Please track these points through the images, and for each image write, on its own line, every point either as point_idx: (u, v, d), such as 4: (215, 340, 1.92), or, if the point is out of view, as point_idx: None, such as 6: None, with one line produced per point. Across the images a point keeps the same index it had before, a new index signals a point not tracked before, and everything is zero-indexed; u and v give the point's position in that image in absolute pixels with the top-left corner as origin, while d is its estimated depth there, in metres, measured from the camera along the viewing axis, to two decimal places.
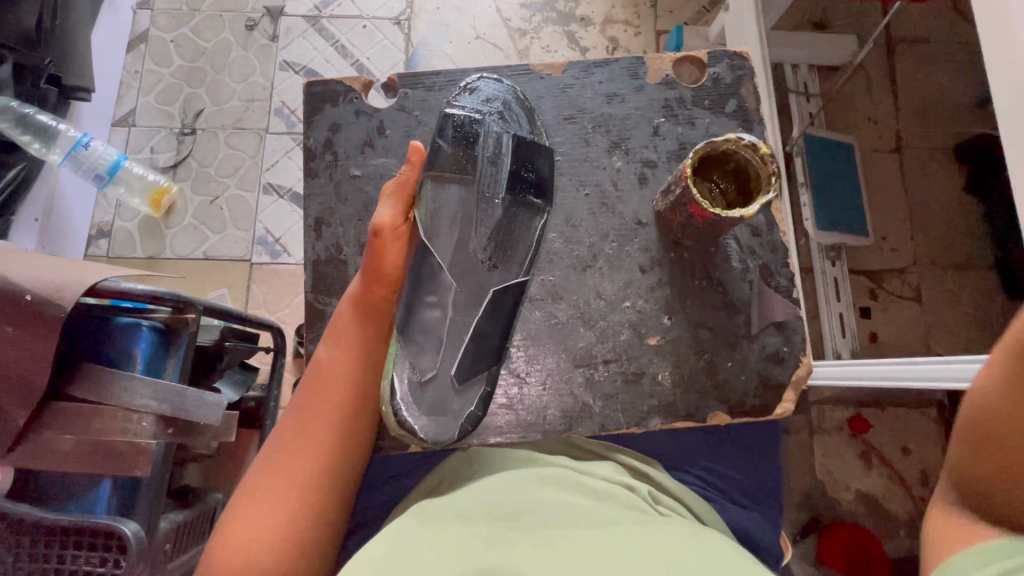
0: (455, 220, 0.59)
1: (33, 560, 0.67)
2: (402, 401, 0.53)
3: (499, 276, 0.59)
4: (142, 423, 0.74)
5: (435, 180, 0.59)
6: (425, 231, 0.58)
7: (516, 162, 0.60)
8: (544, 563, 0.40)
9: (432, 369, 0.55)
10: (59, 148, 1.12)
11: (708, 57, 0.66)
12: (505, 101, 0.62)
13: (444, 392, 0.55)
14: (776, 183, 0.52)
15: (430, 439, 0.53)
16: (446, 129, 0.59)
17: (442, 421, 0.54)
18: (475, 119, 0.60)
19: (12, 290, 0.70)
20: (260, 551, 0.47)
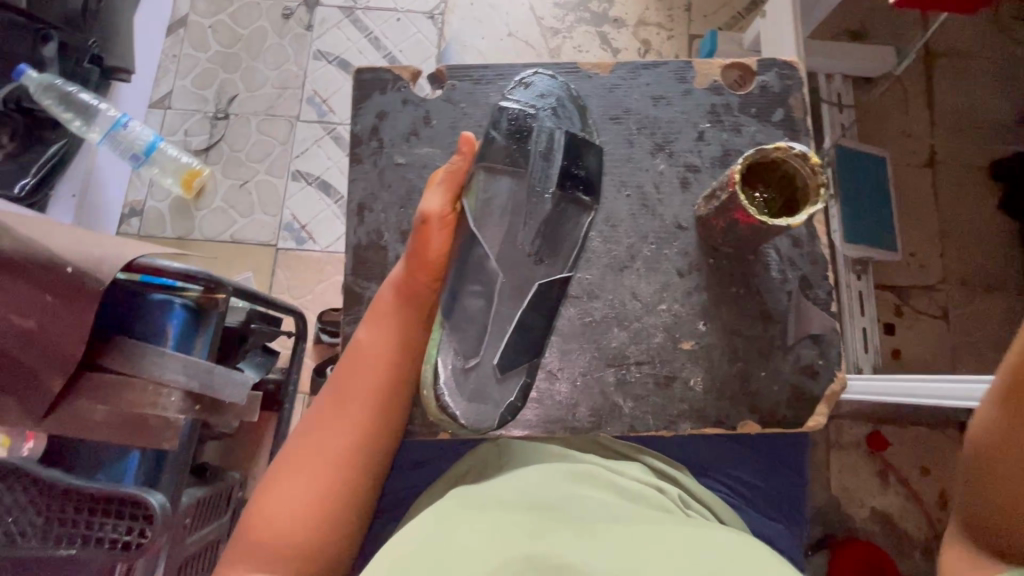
0: (504, 212, 0.57)
1: (64, 525, 0.69)
2: (445, 386, 0.54)
3: (544, 270, 0.58)
4: (171, 398, 0.75)
5: (486, 171, 0.57)
6: (473, 219, 0.57)
7: (567, 158, 0.59)
8: (583, 556, 0.40)
9: (475, 357, 0.55)
10: (99, 127, 1.14)
11: (757, 66, 0.66)
12: (559, 98, 0.62)
13: (485, 381, 0.55)
14: (825, 195, 0.51)
15: (471, 425, 0.54)
16: (500, 121, 0.58)
17: (482, 409, 0.54)
18: (530, 113, 0.59)
19: (53, 263, 0.71)
20: (294, 523, 0.49)
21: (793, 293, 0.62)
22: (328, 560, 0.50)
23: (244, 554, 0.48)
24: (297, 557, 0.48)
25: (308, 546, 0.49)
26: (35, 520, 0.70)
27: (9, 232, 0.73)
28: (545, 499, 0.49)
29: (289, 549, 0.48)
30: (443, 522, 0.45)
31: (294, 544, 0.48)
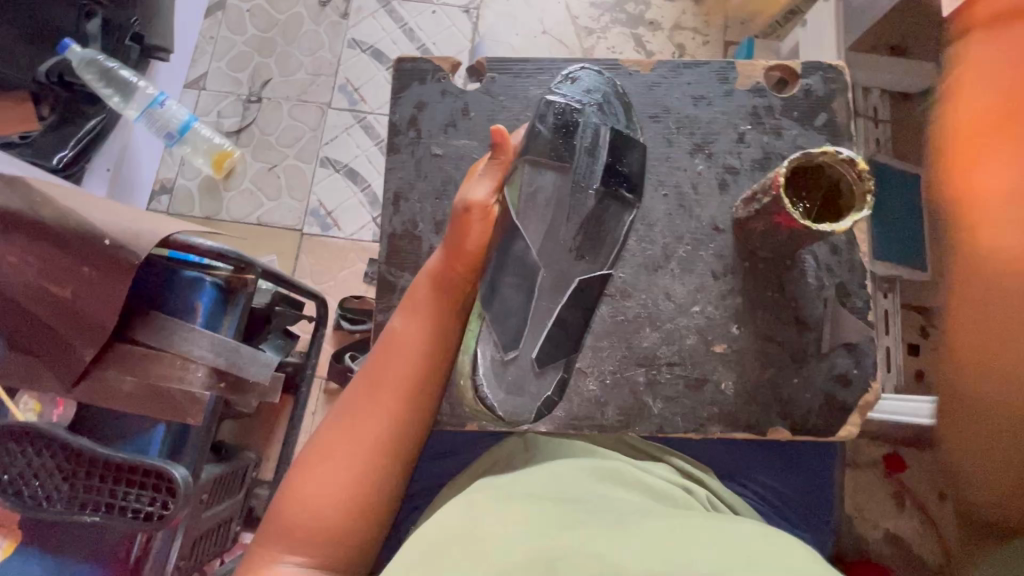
0: (546, 205, 0.57)
1: (89, 491, 0.71)
2: (484, 377, 0.55)
3: (584, 267, 0.57)
4: (197, 373, 0.76)
5: (532, 164, 0.57)
6: (515, 211, 0.56)
7: (612, 155, 0.58)
8: (614, 547, 0.41)
9: (514, 349, 0.55)
10: (136, 104, 1.15)
11: (801, 68, 0.66)
12: (605, 93, 0.61)
13: (523, 373, 0.55)
14: (871, 202, 0.51)
15: (507, 417, 0.55)
16: (547, 114, 0.58)
17: (519, 402, 0.55)
18: (575, 108, 0.59)
19: (92, 234, 0.73)
20: (326, 506, 0.49)
21: (829, 303, 0.63)
22: (358, 546, 0.50)
23: (277, 535, 0.49)
24: (328, 540, 0.49)
25: (339, 530, 0.49)
26: (59, 486, 0.71)
27: (50, 203, 0.75)
28: (573, 492, 0.49)
29: (320, 532, 0.49)
30: (478, 511, 0.47)
31: (325, 527, 0.49)
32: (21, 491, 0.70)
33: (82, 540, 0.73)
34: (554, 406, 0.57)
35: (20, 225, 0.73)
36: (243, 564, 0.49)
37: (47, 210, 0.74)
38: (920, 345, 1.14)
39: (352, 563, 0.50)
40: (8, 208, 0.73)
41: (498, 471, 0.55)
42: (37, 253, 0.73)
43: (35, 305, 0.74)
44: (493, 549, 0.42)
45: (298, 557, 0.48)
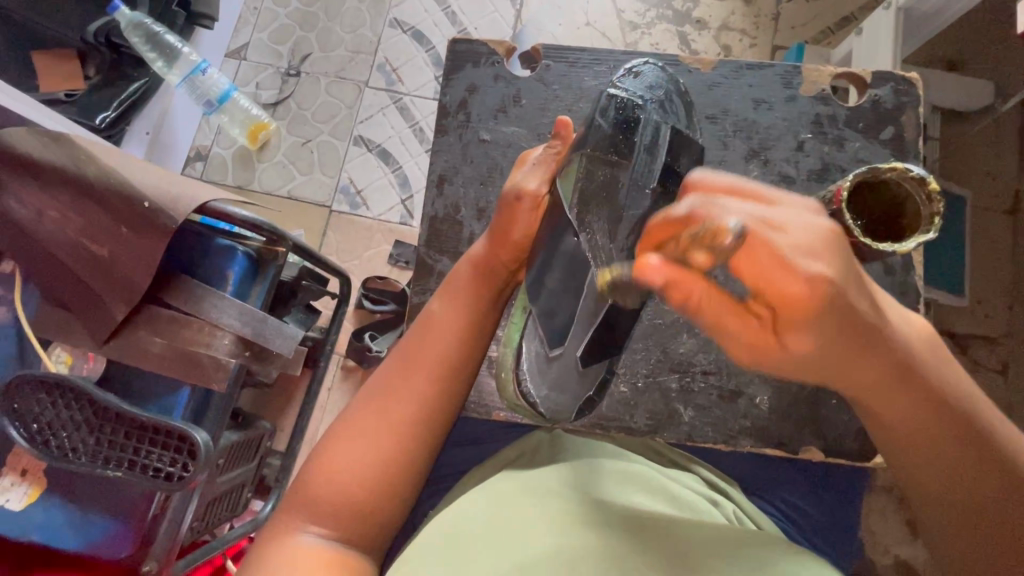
0: (604, 205, 0.54)
1: (112, 447, 0.72)
2: (527, 371, 0.60)
3: None
4: (223, 340, 0.78)
5: (588, 158, 0.54)
6: (572, 208, 0.54)
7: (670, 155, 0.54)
8: (645, 555, 0.41)
9: (559, 347, 0.56)
10: (178, 71, 1.17)
11: (872, 79, 0.70)
12: (667, 91, 0.58)
13: (567, 370, 0.57)
14: (939, 225, 0.50)
15: (547, 414, 0.60)
16: (608, 108, 0.55)
17: (562, 399, 0.59)
18: (637, 103, 0.55)
19: (132, 194, 0.74)
20: (352, 480, 0.49)
21: None
22: (378, 525, 0.50)
23: (299, 505, 0.49)
24: (350, 515, 0.49)
25: (363, 507, 0.49)
26: (86, 438, 0.72)
27: (95, 160, 0.76)
28: (599, 489, 0.49)
29: (344, 505, 0.49)
30: (504, 507, 0.47)
31: (349, 502, 0.49)
32: (48, 441, 0.72)
33: (102, 493, 0.74)
34: (594, 405, 0.62)
35: (66, 180, 0.74)
36: (263, 530, 0.50)
37: (92, 167, 0.76)
38: None
39: (371, 539, 0.50)
40: (55, 163, 0.75)
41: (523, 464, 0.55)
42: (79, 209, 0.75)
43: (72, 261, 0.75)
44: (517, 549, 0.42)
45: (320, 530, 0.48)
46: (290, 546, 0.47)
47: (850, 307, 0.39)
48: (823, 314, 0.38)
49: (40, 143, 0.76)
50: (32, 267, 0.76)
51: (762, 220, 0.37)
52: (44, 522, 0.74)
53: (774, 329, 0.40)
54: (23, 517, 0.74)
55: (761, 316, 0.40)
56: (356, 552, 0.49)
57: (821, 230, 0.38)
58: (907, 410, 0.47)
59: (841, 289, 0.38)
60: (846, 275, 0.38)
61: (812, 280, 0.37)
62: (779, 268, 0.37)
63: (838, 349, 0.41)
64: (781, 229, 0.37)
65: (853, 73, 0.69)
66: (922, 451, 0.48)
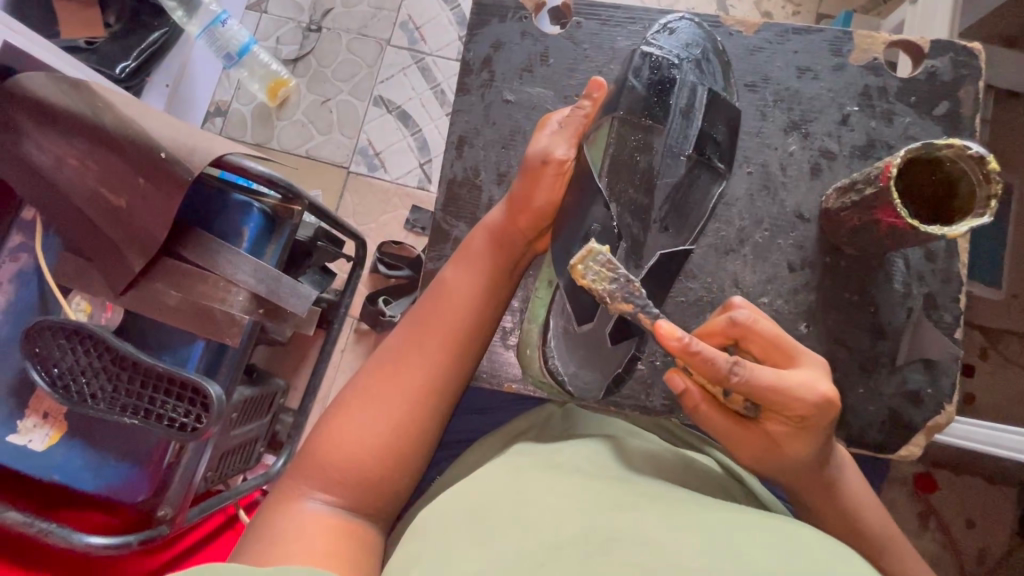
0: (637, 173, 0.61)
1: (129, 396, 0.73)
2: (556, 350, 0.59)
3: (666, 238, 0.62)
4: (237, 297, 0.78)
5: (620, 122, 0.61)
6: (604, 176, 0.60)
7: (706, 119, 0.62)
8: (678, 534, 0.40)
9: (588, 324, 0.57)
10: (198, 21, 1.15)
11: (928, 48, 0.65)
12: (704, 49, 0.63)
13: (594, 347, 0.59)
14: (995, 209, 0.47)
15: (577, 393, 0.60)
16: (642, 69, 0.61)
17: (590, 374, 0.60)
18: (672, 63, 0.61)
19: (149, 145, 0.74)
20: (361, 448, 0.49)
21: (915, 311, 0.63)
22: (388, 494, 0.50)
23: (308, 471, 0.49)
24: (359, 483, 0.49)
25: (372, 474, 0.49)
26: (105, 385, 0.73)
27: (111, 108, 0.75)
28: (620, 474, 0.48)
29: (351, 473, 0.48)
30: (523, 485, 0.46)
31: (358, 470, 0.49)
32: (69, 385, 0.73)
33: (119, 440, 0.76)
34: (624, 380, 0.61)
35: (84, 128, 0.74)
36: (271, 495, 0.49)
37: (107, 115, 0.75)
38: (977, 366, 1.06)
39: (379, 508, 0.50)
40: (73, 110, 0.74)
41: (538, 440, 0.54)
42: (97, 158, 0.74)
43: (91, 211, 0.75)
44: (536, 525, 0.41)
45: (326, 497, 0.48)
46: (297, 510, 0.46)
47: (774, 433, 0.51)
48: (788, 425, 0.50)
49: (59, 89, 0.75)
50: (51, 213, 0.76)
51: (806, 387, 0.47)
52: (65, 463, 0.76)
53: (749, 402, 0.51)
54: (46, 456, 0.76)
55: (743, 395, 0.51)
56: (364, 518, 0.49)
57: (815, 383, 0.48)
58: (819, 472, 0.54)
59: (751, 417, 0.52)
60: (824, 419, 0.48)
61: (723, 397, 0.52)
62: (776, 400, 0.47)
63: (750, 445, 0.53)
64: (788, 389, 0.47)
65: (908, 40, 0.65)
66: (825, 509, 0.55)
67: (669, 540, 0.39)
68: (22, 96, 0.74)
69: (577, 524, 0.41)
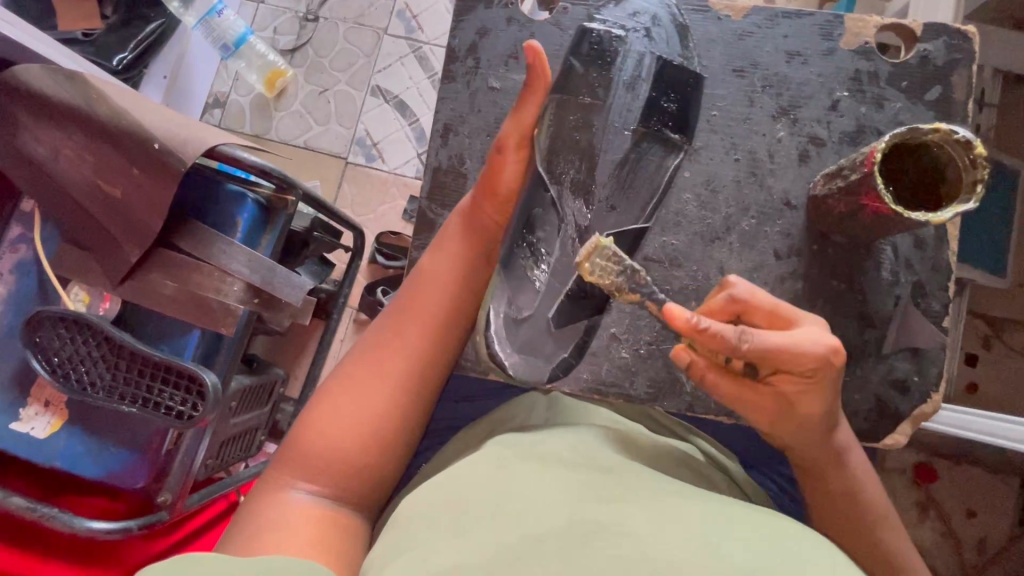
0: (578, 150, 0.62)
1: (128, 384, 0.74)
2: (496, 336, 0.57)
3: (615, 218, 0.63)
4: (233, 287, 0.78)
5: (561, 102, 0.60)
6: (544, 160, 0.60)
7: (654, 90, 0.62)
8: (658, 527, 0.40)
9: (528, 309, 0.59)
10: (195, 12, 1.17)
11: (921, 31, 0.63)
12: (655, 15, 0.64)
13: (538, 333, 0.58)
14: (981, 193, 0.46)
15: (517, 375, 0.58)
16: (584, 43, 0.62)
17: (533, 362, 0.58)
18: (616, 36, 0.62)
19: (143, 137, 0.74)
20: (344, 437, 0.50)
21: (903, 299, 0.63)
22: (372, 483, 0.51)
23: (291, 461, 0.49)
24: (342, 473, 0.49)
25: (355, 464, 0.50)
26: (103, 374, 0.75)
27: (106, 100, 0.75)
28: (605, 464, 0.48)
29: (335, 462, 0.49)
30: (508, 473, 0.46)
31: (342, 460, 0.49)
32: (68, 373, 0.74)
33: (119, 428, 0.77)
34: (572, 367, 0.60)
35: (79, 119, 0.74)
36: (256, 486, 0.50)
37: (102, 106, 0.75)
38: (979, 356, 1.04)
39: (364, 497, 0.50)
40: (67, 101, 0.74)
41: (521, 428, 0.54)
42: (93, 149, 0.75)
43: (88, 201, 0.76)
44: (519, 516, 0.41)
45: (310, 487, 0.48)
46: (283, 502, 0.47)
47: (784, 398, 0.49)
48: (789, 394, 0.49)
49: (53, 80, 0.75)
50: (49, 204, 0.77)
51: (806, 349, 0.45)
52: (67, 450, 0.77)
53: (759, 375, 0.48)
54: (48, 444, 0.77)
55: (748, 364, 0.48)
56: (348, 507, 0.49)
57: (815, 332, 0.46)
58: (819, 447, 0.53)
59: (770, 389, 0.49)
60: (832, 370, 0.46)
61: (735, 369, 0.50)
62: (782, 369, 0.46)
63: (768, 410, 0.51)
64: (797, 348, 0.45)
65: (902, 24, 0.63)
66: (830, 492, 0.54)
67: (651, 534, 0.39)
68: (17, 87, 0.74)
69: (560, 515, 0.41)
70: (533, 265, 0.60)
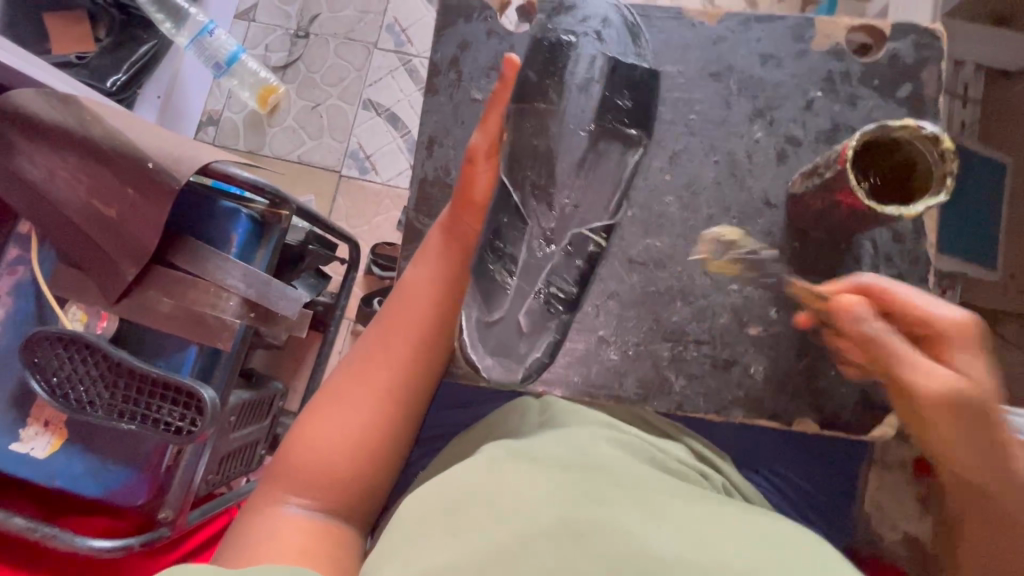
0: (536, 154, 0.59)
1: (126, 402, 0.75)
2: (467, 341, 0.55)
3: (579, 216, 0.60)
4: (229, 302, 0.79)
5: (518, 107, 0.59)
6: (506, 166, 0.59)
7: (607, 88, 0.60)
8: (647, 524, 0.41)
9: (500, 311, 0.56)
10: (186, 32, 1.12)
11: (890, 31, 0.65)
12: (605, 18, 0.62)
13: (509, 334, 0.56)
14: (951, 186, 0.47)
15: (492, 379, 0.56)
16: (540, 47, 0.60)
17: (506, 364, 0.56)
18: (567, 40, 0.60)
19: (136, 156, 0.75)
20: (335, 448, 0.50)
21: None
22: (361, 492, 0.51)
23: (282, 476, 0.50)
24: (334, 484, 0.50)
25: (346, 474, 0.50)
26: (101, 393, 0.75)
27: (99, 121, 0.77)
28: (594, 464, 0.49)
29: (327, 474, 0.50)
30: (496, 472, 0.47)
31: (332, 470, 0.50)
32: (67, 394, 0.75)
33: (118, 445, 0.78)
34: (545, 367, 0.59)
35: (74, 141, 0.76)
36: (249, 500, 0.50)
37: (97, 128, 0.76)
38: None
39: (355, 507, 0.51)
40: (62, 125, 0.76)
41: (509, 433, 0.55)
42: (89, 170, 0.76)
43: (83, 222, 0.77)
44: (511, 515, 0.41)
45: (302, 500, 0.49)
46: (276, 515, 0.47)
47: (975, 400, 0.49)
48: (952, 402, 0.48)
49: (48, 105, 0.76)
50: (46, 226, 0.78)
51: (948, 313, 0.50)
52: (66, 469, 0.78)
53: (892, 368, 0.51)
54: (48, 463, 0.78)
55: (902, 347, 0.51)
56: (339, 518, 0.50)
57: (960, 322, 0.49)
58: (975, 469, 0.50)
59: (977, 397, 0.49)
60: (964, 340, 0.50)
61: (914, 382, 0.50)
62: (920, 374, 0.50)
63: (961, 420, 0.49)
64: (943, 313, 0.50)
65: (871, 25, 0.65)
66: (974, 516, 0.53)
67: (641, 533, 0.40)
68: (13, 113, 0.76)
69: (550, 513, 0.41)
70: (504, 271, 0.57)
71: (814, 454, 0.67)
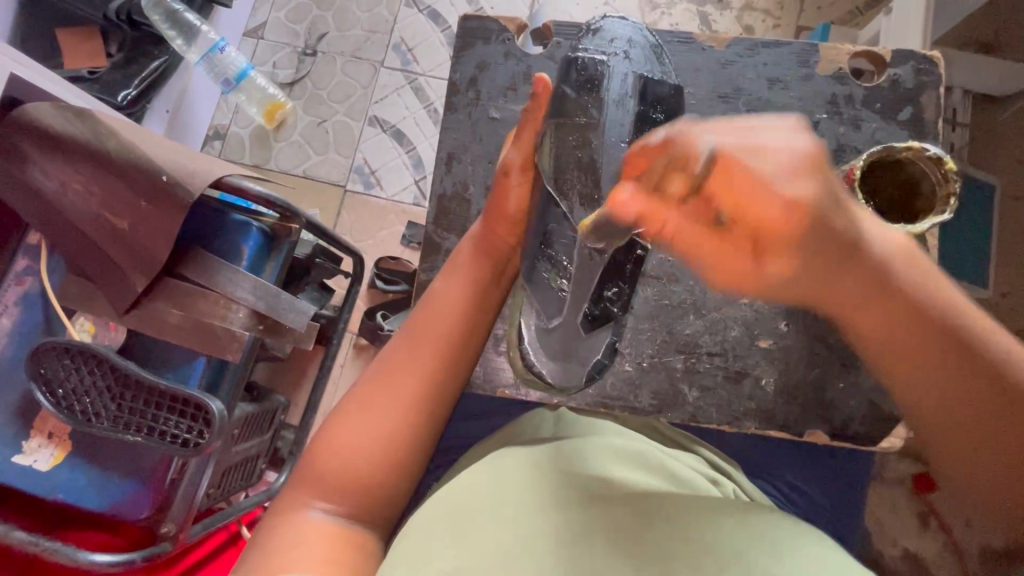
0: (582, 168, 0.59)
1: (133, 414, 0.75)
2: (530, 347, 0.65)
3: (622, 223, 0.62)
4: (238, 314, 0.80)
5: (557, 126, 0.59)
6: (550, 179, 0.59)
7: (642, 104, 0.60)
8: (646, 521, 0.42)
9: (558, 317, 0.62)
10: (197, 49, 1.16)
11: (891, 58, 0.68)
12: (631, 40, 0.64)
13: (568, 338, 0.63)
14: (954, 206, 0.52)
15: (555, 382, 0.65)
16: (571, 73, 0.61)
17: (569, 366, 0.64)
18: (600, 61, 0.61)
19: (151, 168, 0.77)
20: (359, 453, 0.51)
21: None
22: (381, 497, 0.51)
23: (306, 479, 0.50)
24: (357, 489, 0.50)
25: (369, 480, 0.50)
26: (108, 404, 0.75)
27: (115, 135, 0.78)
28: (600, 468, 0.50)
29: (350, 479, 0.50)
30: (506, 481, 0.47)
31: (355, 475, 0.50)
32: (73, 406, 0.74)
33: (123, 458, 0.77)
34: (605, 368, 0.65)
35: (88, 154, 0.76)
36: (269, 504, 0.50)
37: (112, 142, 0.78)
38: None
39: (375, 513, 0.51)
40: (76, 138, 0.76)
41: (524, 442, 0.56)
42: (101, 183, 0.76)
43: (95, 234, 0.77)
44: (513, 520, 0.42)
45: (324, 503, 0.49)
46: (297, 518, 0.48)
47: (822, 235, 0.42)
48: (790, 231, 0.41)
49: (63, 117, 0.77)
50: (56, 238, 0.78)
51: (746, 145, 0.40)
52: (69, 483, 0.77)
53: (754, 256, 0.44)
54: (51, 477, 0.77)
55: (740, 243, 0.44)
56: (360, 523, 0.50)
57: (803, 151, 0.40)
58: (903, 319, 0.46)
59: (818, 209, 0.41)
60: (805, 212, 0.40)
61: (786, 203, 0.40)
62: (757, 188, 0.40)
63: (813, 270, 0.45)
64: (759, 151, 0.40)
65: (874, 52, 0.68)
66: (956, 422, 0.45)
67: (641, 542, 0.40)
68: (29, 125, 0.76)
69: (552, 518, 0.42)
70: (556, 277, 0.62)
71: (822, 467, 0.68)
